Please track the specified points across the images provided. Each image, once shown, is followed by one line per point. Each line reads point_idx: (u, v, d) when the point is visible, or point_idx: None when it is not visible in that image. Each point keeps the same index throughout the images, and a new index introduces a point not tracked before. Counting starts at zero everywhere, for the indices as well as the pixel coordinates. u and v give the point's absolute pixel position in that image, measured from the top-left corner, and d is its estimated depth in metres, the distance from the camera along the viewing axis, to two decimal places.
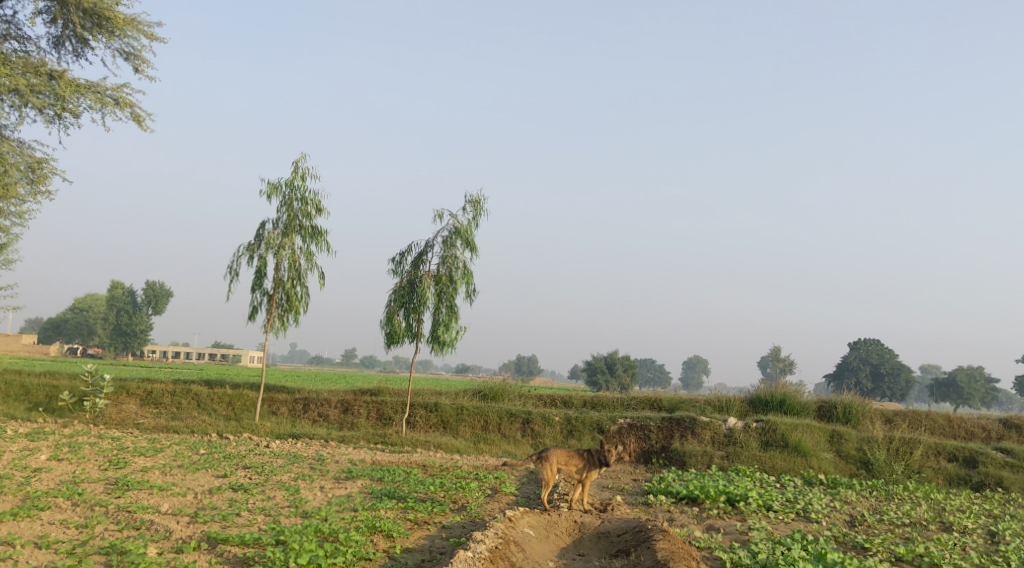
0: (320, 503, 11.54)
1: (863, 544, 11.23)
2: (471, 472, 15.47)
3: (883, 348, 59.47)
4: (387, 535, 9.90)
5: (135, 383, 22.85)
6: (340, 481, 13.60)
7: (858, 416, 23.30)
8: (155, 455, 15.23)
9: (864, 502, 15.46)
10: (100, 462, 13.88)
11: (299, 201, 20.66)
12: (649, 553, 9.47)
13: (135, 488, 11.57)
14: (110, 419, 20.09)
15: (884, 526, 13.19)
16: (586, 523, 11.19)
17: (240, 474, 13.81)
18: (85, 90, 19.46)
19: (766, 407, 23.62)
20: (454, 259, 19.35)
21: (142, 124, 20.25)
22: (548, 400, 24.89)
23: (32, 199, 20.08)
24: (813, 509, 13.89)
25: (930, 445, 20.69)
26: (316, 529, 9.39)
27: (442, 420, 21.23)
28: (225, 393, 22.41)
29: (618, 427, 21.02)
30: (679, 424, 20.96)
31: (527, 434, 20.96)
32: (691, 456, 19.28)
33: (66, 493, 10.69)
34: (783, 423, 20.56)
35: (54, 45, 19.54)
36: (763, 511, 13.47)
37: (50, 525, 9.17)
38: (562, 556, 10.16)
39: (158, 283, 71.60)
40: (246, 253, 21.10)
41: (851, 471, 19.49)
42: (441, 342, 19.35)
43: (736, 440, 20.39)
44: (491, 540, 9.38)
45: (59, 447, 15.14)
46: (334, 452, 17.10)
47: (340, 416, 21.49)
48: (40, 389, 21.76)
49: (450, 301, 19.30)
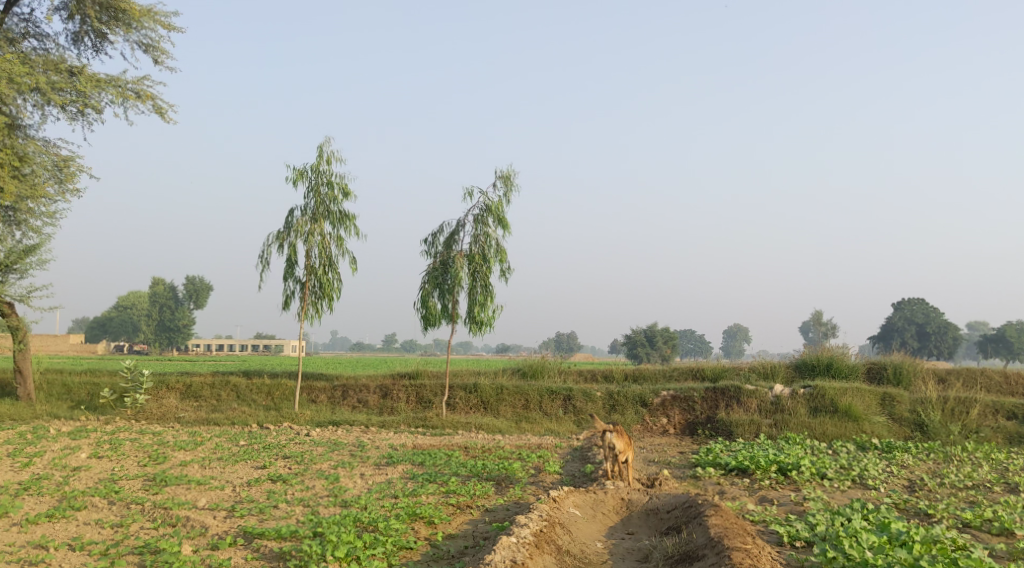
0: (360, 491, 11.29)
1: (926, 511, 10.67)
2: (514, 452, 15.17)
3: (928, 306, 58.08)
4: (428, 522, 9.59)
5: (175, 377, 22.92)
6: (380, 468, 13.37)
7: (909, 377, 22.59)
8: (195, 448, 15.16)
9: (922, 465, 14.88)
10: (140, 458, 13.81)
11: (325, 186, 20.41)
12: (702, 530, 8.99)
13: (173, 484, 11.44)
14: (151, 414, 20.11)
15: (946, 490, 12.61)
16: (634, 501, 10.81)
17: (280, 464, 13.63)
18: (106, 85, 19.32)
19: (813, 371, 22.98)
20: (486, 237, 18.95)
21: (165, 116, 20.11)
22: (589, 375, 24.51)
23: (61, 198, 20.09)
24: (870, 475, 13.34)
25: (986, 403, 19.94)
26: (355, 519, 9.12)
27: (483, 401, 20.94)
28: (263, 384, 22.31)
29: (661, 399, 20.57)
30: (724, 394, 20.44)
31: (569, 411, 20.56)
32: (738, 425, 18.77)
33: (103, 491, 10.56)
34: (832, 387, 19.97)
35: (73, 41, 19.42)
36: (818, 480, 13.00)
37: (85, 526, 9.02)
38: (611, 536, 9.78)
39: (198, 277, 72.36)
40: (276, 242, 20.90)
41: (905, 434, 18.87)
42: (478, 322, 19.00)
43: (784, 407, 19.80)
44: (535, 524, 8.98)
45: (99, 445, 15.10)
46: (375, 438, 16.87)
47: (380, 402, 21.32)
48: (81, 387, 21.92)
49: (485, 280, 18.92)
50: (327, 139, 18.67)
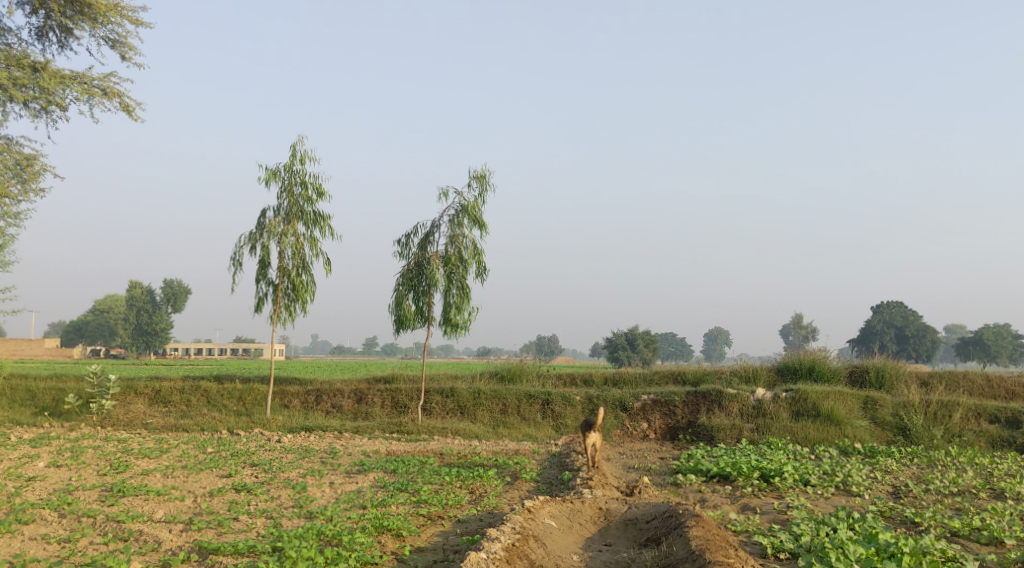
0: (327, 501, 10.80)
1: (912, 519, 10.35)
2: (490, 458, 14.75)
3: (906, 310, 58.25)
4: (396, 534, 9.15)
5: (143, 382, 22.28)
6: (352, 476, 12.92)
7: (892, 380, 22.39)
8: (160, 456, 14.61)
9: (906, 470, 14.64)
10: (101, 467, 13.26)
11: (299, 186, 19.91)
12: (683, 542, 8.61)
13: (130, 495, 10.90)
14: (118, 420, 19.48)
15: (931, 497, 12.32)
16: (612, 510, 10.45)
17: (246, 473, 13.12)
18: (71, 81, 18.69)
19: (795, 375, 22.70)
20: (462, 238, 18.52)
21: (133, 115, 19.56)
22: (568, 379, 24.09)
23: (25, 198, 19.45)
24: (854, 482, 13.04)
25: (969, 406, 19.71)
26: (318, 532, 8.66)
27: (460, 406, 20.50)
28: (235, 388, 21.74)
29: (641, 404, 20.23)
30: (705, 398, 20.12)
31: (547, 416, 20.14)
32: (719, 430, 18.49)
33: (54, 503, 10.03)
34: (813, 391, 19.69)
35: (37, 36, 18.81)
36: (800, 487, 12.67)
37: (30, 542, 8.52)
38: (588, 548, 9.37)
39: (176, 281, 71.31)
40: (248, 243, 20.37)
41: (887, 438, 18.67)
42: (454, 325, 18.57)
43: (765, 412, 19.48)
44: (507, 538, 8.57)
45: (59, 453, 14.51)
46: (348, 445, 16.40)
47: (354, 407, 20.83)
48: (46, 393, 21.22)
49: (461, 282, 18.51)
50: (302, 139, 18.13)
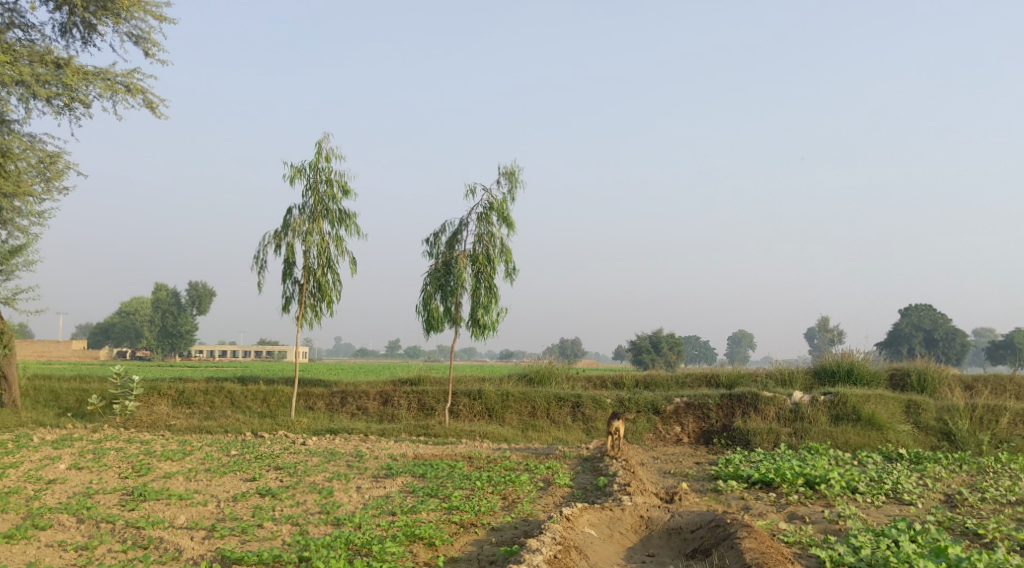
0: (355, 507, 10.32)
1: (975, 531, 9.72)
2: (521, 462, 14.21)
3: (935, 313, 57.06)
4: (429, 544, 8.65)
5: (166, 384, 21.99)
6: (379, 480, 12.44)
7: (934, 384, 21.66)
8: (183, 458, 14.22)
9: (956, 477, 13.94)
10: (122, 470, 12.91)
11: (324, 183, 19.52)
12: (734, 554, 8.07)
13: (151, 500, 10.50)
14: (141, 421, 19.19)
15: (989, 506, 11.64)
16: (654, 518, 9.88)
17: (271, 476, 12.69)
18: (94, 77, 18.45)
19: (832, 377, 21.98)
20: (491, 237, 18.05)
21: (156, 111, 19.28)
22: (598, 381, 23.53)
23: (48, 197, 19.23)
24: (905, 490, 12.37)
25: (1018, 411, 18.91)
26: (346, 540, 8.20)
27: (487, 408, 20.01)
28: (259, 390, 21.41)
29: (674, 407, 19.60)
30: (740, 401, 19.49)
31: (577, 419, 19.60)
32: (755, 434, 17.88)
33: (73, 507, 9.66)
34: (853, 394, 18.97)
35: (61, 32, 18.59)
36: (848, 494, 12.04)
37: (46, 549, 8.15)
38: (630, 559, 8.84)
39: (201, 283, 71.47)
40: (274, 242, 20.02)
41: (932, 444, 17.96)
42: (482, 326, 18.10)
43: (803, 415, 18.81)
44: (548, 549, 8.09)
45: (82, 455, 14.19)
46: (374, 447, 15.96)
47: (379, 409, 20.41)
48: (70, 394, 21.00)
49: (490, 282, 18.03)
50: (326, 137, 17.87)
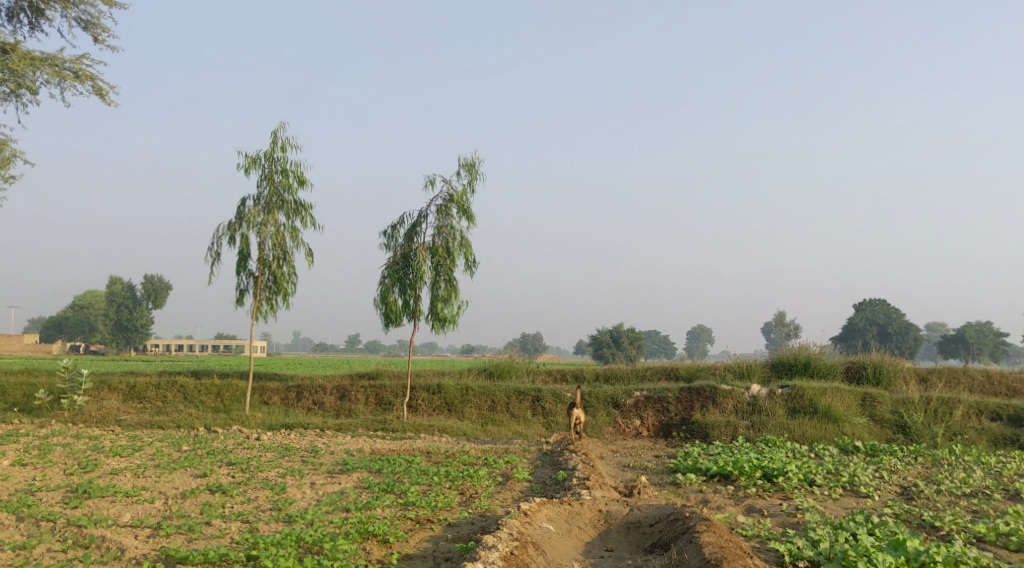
0: (308, 504, 10.06)
1: (931, 523, 9.77)
2: (479, 456, 14.03)
3: (890, 307, 58.08)
4: (383, 541, 8.44)
5: (117, 378, 21.40)
6: (334, 476, 12.17)
7: (890, 377, 21.95)
8: (132, 454, 13.80)
9: (911, 469, 14.08)
10: (67, 466, 12.48)
11: (280, 173, 19.12)
12: (694, 549, 7.98)
13: (96, 497, 10.13)
14: (90, 416, 18.64)
15: (944, 498, 11.75)
16: (613, 513, 9.78)
17: (222, 472, 12.35)
18: (41, 63, 17.82)
19: (790, 370, 22.15)
20: (451, 229, 17.82)
21: (107, 99, 18.72)
22: (559, 375, 23.46)
23: None
24: (861, 482, 12.45)
25: (971, 404, 19.21)
26: (297, 538, 7.96)
27: (447, 402, 19.80)
28: (213, 384, 20.94)
29: (634, 400, 19.58)
30: (699, 394, 19.54)
31: (537, 413, 19.48)
32: (714, 427, 17.90)
33: (12, 505, 9.26)
34: (810, 388, 19.13)
35: (7, 16, 17.92)
36: (806, 487, 12.08)
37: None
38: (589, 554, 8.72)
39: (156, 276, 69.98)
40: (228, 234, 19.56)
41: (887, 437, 18.17)
42: (441, 319, 17.89)
43: (761, 408, 18.91)
44: (505, 545, 7.92)
45: (25, 451, 13.70)
46: (329, 442, 15.66)
47: (337, 404, 20.08)
48: (16, 388, 20.33)
49: (449, 275, 17.81)
50: (285, 125, 17.76)
